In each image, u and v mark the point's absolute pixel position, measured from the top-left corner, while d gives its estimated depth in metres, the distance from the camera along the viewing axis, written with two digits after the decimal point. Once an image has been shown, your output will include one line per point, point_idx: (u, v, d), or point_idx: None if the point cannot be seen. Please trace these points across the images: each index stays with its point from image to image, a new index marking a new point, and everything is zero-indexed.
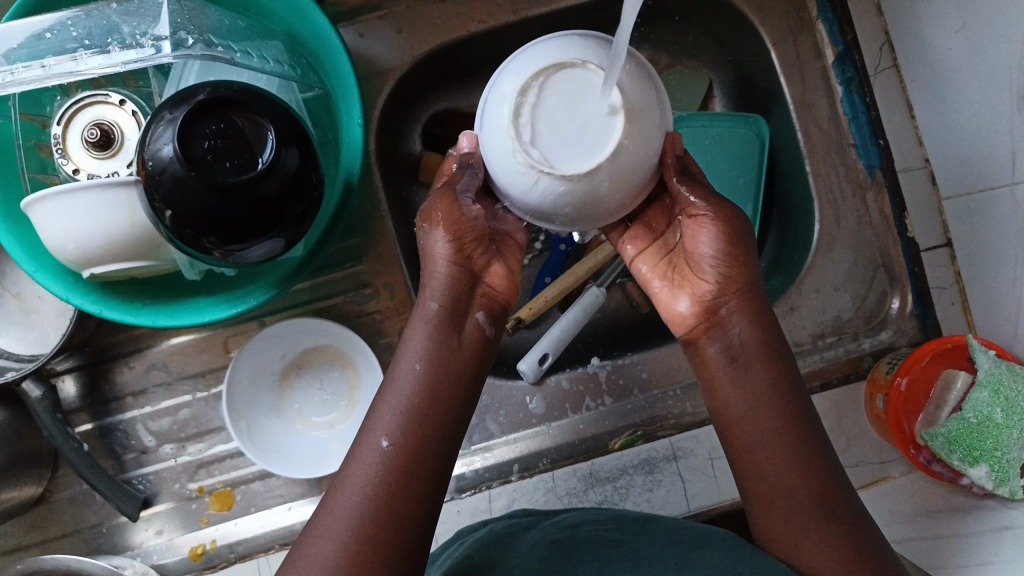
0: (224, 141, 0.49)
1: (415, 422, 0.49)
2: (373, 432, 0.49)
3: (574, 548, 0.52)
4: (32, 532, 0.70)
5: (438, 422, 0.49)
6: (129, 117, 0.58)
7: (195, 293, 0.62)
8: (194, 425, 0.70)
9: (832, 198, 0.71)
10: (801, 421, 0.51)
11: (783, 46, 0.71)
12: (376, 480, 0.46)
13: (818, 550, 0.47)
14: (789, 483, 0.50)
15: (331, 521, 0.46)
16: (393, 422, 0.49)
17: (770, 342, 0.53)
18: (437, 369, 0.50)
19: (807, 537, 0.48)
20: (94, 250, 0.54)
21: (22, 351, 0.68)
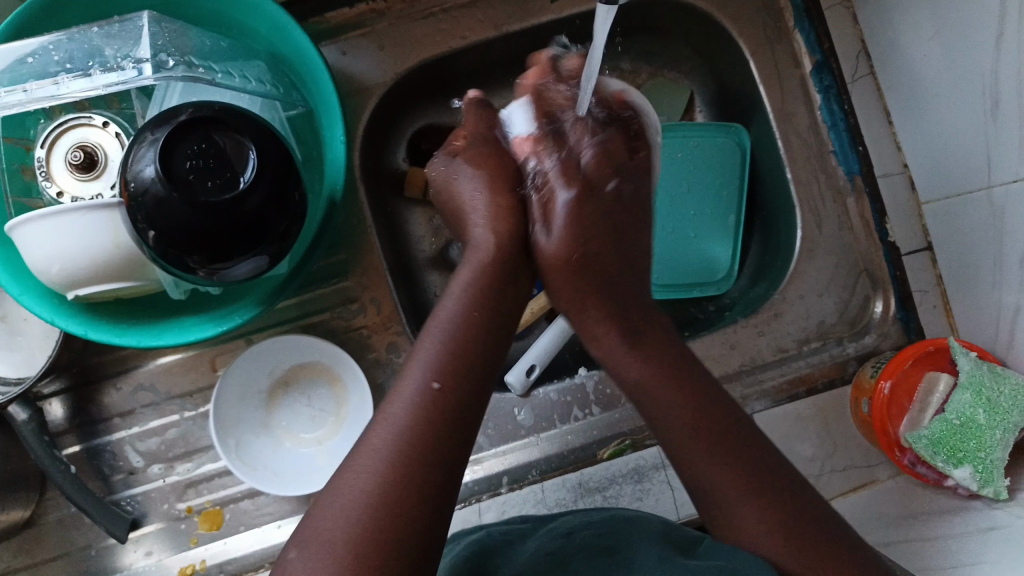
0: (205, 161, 0.49)
1: (460, 364, 0.49)
2: (409, 375, 0.49)
3: (567, 558, 0.52)
4: (20, 556, 0.69)
5: (477, 358, 0.50)
6: (113, 139, 0.58)
7: (181, 311, 0.62)
8: (183, 445, 0.70)
9: (813, 205, 0.72)
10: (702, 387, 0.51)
11: (761, 56, 0.72)
12: (418, 420, 0.46)
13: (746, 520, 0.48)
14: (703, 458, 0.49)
15: (368, 464, 0.44)
16: (437, 363, 0.49)
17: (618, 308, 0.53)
18: (489, 290, 0.52)
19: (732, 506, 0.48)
20: (77, 271, 0.54)
21: (9, 374, 0.68)
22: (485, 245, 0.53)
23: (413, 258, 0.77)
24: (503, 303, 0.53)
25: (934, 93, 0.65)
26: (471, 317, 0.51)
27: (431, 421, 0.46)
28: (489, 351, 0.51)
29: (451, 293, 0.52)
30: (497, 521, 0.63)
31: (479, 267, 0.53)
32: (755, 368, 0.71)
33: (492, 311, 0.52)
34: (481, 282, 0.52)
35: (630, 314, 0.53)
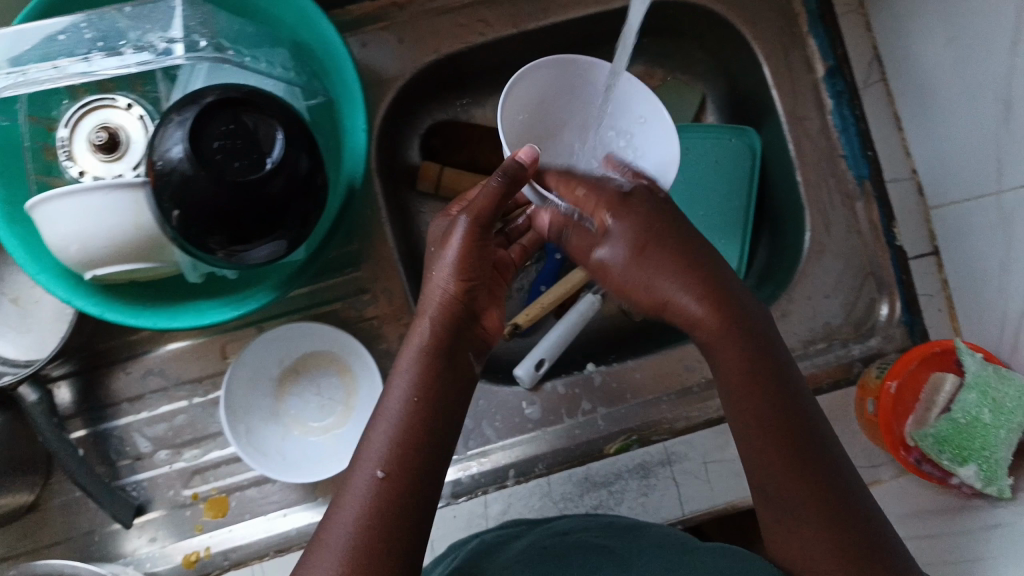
0: (235, 143, 0.50)
1: (406, 452, 0.50)
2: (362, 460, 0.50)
3: (563, 550, 0.54)
4: (23, 540, 0.69)
5: (435, 438, 0.51)
6: (136, 121, 0.59)
7: (197, 296, 0.62)
8: (190, 432, 0.70)
9: (821, 208, 0.74)
10: (790, 407, 0.52)
11: (774, 61, 0.74)
12: (367, 513, 0.47)
13: (820, 546, 0.48)
14: (775, 454, 0.50)
15: (324, 557, 0.46)
16: (384, 453, 0.49)
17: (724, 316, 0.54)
18: (434, 371, 0.53)
19: (803, 526, 0.48)
20: (93, 253, 0.55)
21: (18, 355, 0.68)
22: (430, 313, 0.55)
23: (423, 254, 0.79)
24: (446, 379, 0.53)
25: (945, 100, 0.67)
26: (417, 399, 0.51)
27: (384, 505, 0.48)
28: (437, 425, 0.51)
29: (398, 376, 0.53)
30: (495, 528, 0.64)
31: (419, 348, 0.54)
32: None
33: (435, 390, 0.52)
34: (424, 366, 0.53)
35: (742, 326, 0.53)
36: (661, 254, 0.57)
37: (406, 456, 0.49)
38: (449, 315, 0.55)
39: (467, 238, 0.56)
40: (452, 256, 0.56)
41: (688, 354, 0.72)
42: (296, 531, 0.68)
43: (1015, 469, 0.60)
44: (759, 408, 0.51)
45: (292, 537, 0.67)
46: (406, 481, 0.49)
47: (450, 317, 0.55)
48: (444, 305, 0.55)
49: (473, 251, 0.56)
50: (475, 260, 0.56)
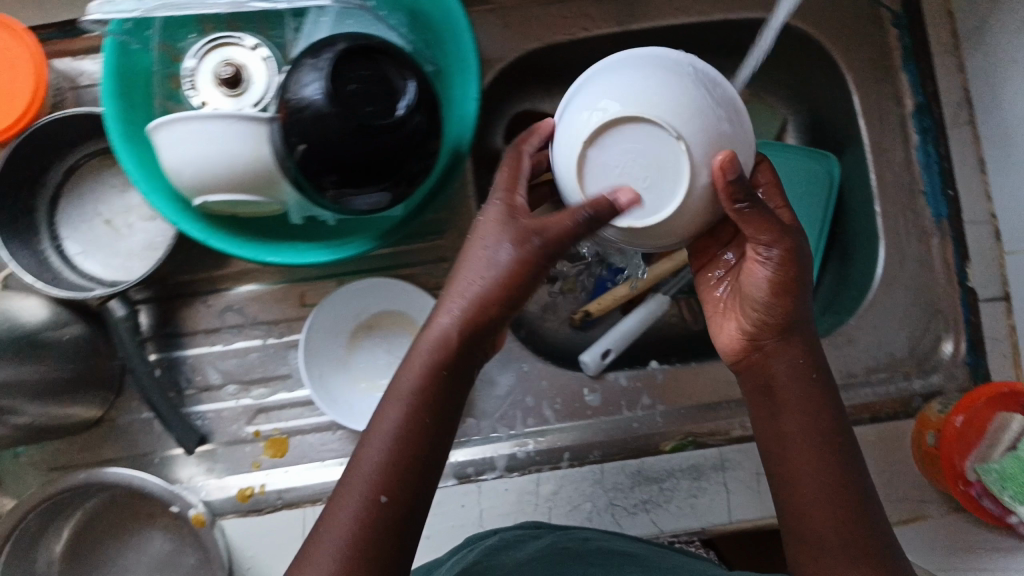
0: (366, 89, 0.52)
1: (404, 472, 0.47)
2: (356, 468, 0.47)
3: (581, 552, 0.57)
4: (85, 453, 0.71)
5: (430, 454, 0.48)
6: (258, 62, 0.60)
7: (295, 234, 0.64)
8: (260, 371, 0.71)
9: (898, 241, 0.74)
10: (825, 389, 0.54)
11: (867, 91, 0.75)
12: (358, 535, 0.45)
13: (830, 505, 0.52)
14: (817, 489, 0.52)
15: (331, 528, 0.46)
16: (379, 474, 0.46)
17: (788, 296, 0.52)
18: (440, 380, 0.48)
19: (816, 493, 0.52)
20: (209, 177, 0.57)
21: (105, 275, 0.70)
22: (454, 309, 0.49)
23: None
24: (449, 396, 0.49)
25: None
26: (422, 420, 0.47)
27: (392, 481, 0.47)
28: (436, 443, 0.48)
29: (392, 398, 0.48)
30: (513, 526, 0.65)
31: (430, 359, 0.48)
32: None
33: (434, 408, 0.48)
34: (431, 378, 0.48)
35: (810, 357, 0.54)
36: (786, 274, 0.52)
37: (405, 466, 0.47)
38: (474, 326, 0.48)
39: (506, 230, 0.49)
40: (487, 282, 0.48)
41: None
42: None
43: None
44: (787, 392, 0.54)
45: None
46: (406, 498, 0.47)
47: (476, 323, 0.48)
48: (472, 312, 0.48)
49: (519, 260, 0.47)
50: (525, 284, 0.48)
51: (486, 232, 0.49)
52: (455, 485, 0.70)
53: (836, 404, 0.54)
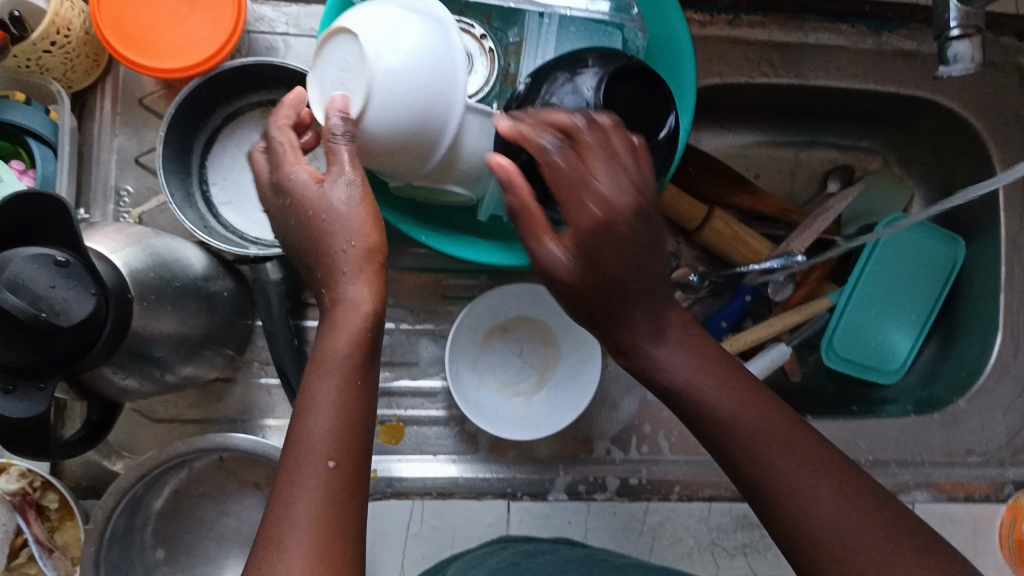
0: (627, 111, 0.49)
1: (353, 438, 0.43)
2: (297, 435, 0.42)
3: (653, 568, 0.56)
4: (195, 408, 0.69)
5: (366, 438, 0.44)
6: (483, 55, 0.59)
7: (447, 225, 0.62)
8: (389, 353, 0.70)
9: (1016, 334, 0.77)
10: (753, 388, 0.48)
11: (1012, 188, 0.77)
12: (321, 514, 0.41)
13: (828, 498, 0.43)
14: (826, 485, 0.44)
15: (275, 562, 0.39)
16: (329, 437, 0.42)
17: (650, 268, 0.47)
18: (354, 339, 0.44)
19: (810, 496, 0.44)
20: (385, 146, 0.51)
21: (244, 229, 0.67)
22: (357, 259, 0.45)
23: None
24: (371, 361, 0.45)
25: None
26: (345, 393, 0.43)
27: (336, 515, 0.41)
28: (364, 424, 0.44)
29: (311, 395, 0.43)
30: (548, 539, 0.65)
31: (349, 327, 0.44)
32: (922, 463, 0.75)
33: (364, 378, 0.44)
34: (342, 444, 0.42)
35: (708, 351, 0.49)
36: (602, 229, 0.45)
37: (349, 414, 0.43)
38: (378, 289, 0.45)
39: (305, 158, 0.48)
40: (367, 234, 0.46)
41: (862, 430, 0.75)
42: (463, 480, 0.69)
43: None
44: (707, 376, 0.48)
45: (457, 484, 0.69)
46: (349, 489, 0.42)
47: (376, 273, 0.46)
48: (366, 254, 0.45)
49: (369, 203, 0.47)
50: (376, 217, 0.47)
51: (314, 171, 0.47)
52: (565, 501, 0.70)
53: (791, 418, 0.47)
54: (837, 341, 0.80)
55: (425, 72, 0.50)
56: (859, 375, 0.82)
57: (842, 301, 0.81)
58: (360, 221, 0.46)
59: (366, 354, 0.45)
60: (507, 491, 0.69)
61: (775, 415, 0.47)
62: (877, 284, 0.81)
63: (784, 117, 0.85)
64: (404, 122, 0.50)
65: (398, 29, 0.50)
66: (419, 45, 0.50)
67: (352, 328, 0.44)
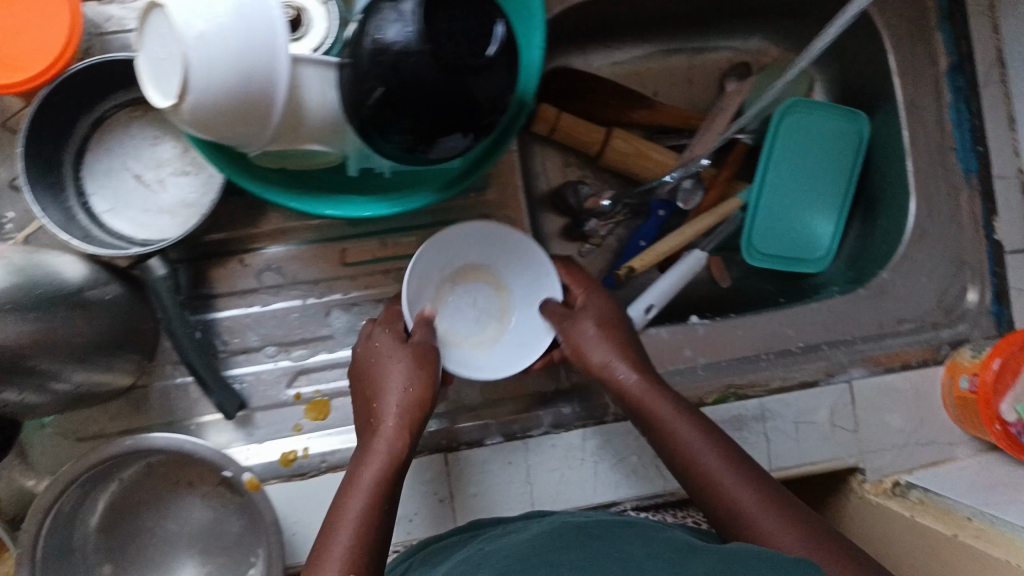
0: (457, 29, 0.48)
1: (374, 527, 0.53)
2: (344, 510, 0.54)
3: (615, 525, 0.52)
4: (117, 420, 0.68)
5: (382, 537, 0.53)
6: (319, 5, 0.57)
7: (319, 189, 0.60)
8: (300, 331, 0.70)
9: (929, 195, 0.76)
10: (727, 444, 0.58)
11: (901, 49, 0.75)
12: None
13: (784, 524, 0.51)
14: (777, 524, 0.51)
15: (329, 558, 0.51)
16: (359, 532, 0.52)
17: (625, 343, 0.64)
18: (402, 435, 0.58)
19: (748, 502, 0.53)
20: (220, 110, 0.50)
21: (133, 234, 0.67)
22: (387, 434, 0.58)
23: (534, 193, 0.82)
24: (389, 496, 0.56)
25: None
26: (378, 489, 0.55)
27: (365, 554, 0.51)
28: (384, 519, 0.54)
29: (367, 450, 0.58)
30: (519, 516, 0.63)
31: (389, 424, 0.59)
32: (853, 341, 0.75)
33: (392, 478, 0.56)
34: (375, 496, 0.55)
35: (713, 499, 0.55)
36: (606, 314, 0.65)
37: (373, 521, 0.53)
38: (394, 472, 0.57)
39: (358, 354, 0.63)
40: (404, 374, 0.60)
41: (788, 318, 0.75)
42: None
43: None
44: (654, 417, 0.60)
45: None
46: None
47: (398, 425, 0.59)
48: (395, 440, 0.58)
49: (411, 393, 0.60)
50: (420, 389, 0.60)
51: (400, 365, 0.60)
52: (502, 442, 0.70)
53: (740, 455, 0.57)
54: (760, 239, 0.80)
55: (236, 28, 0.48)
56: (787, 268, 0.82)
57: (755, 199, 0.80)
58: (399, 399, 0.59)
59: (400, 456, 0.57)
60: (444, 442, 0.70)
61: (742, 507, 0.53)
62: (787, 175, 0.80)
63: (667, 27, 0.84)
64: (232, 85, 0.49)
65: None
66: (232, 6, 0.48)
67: (392, 419, 0.59)
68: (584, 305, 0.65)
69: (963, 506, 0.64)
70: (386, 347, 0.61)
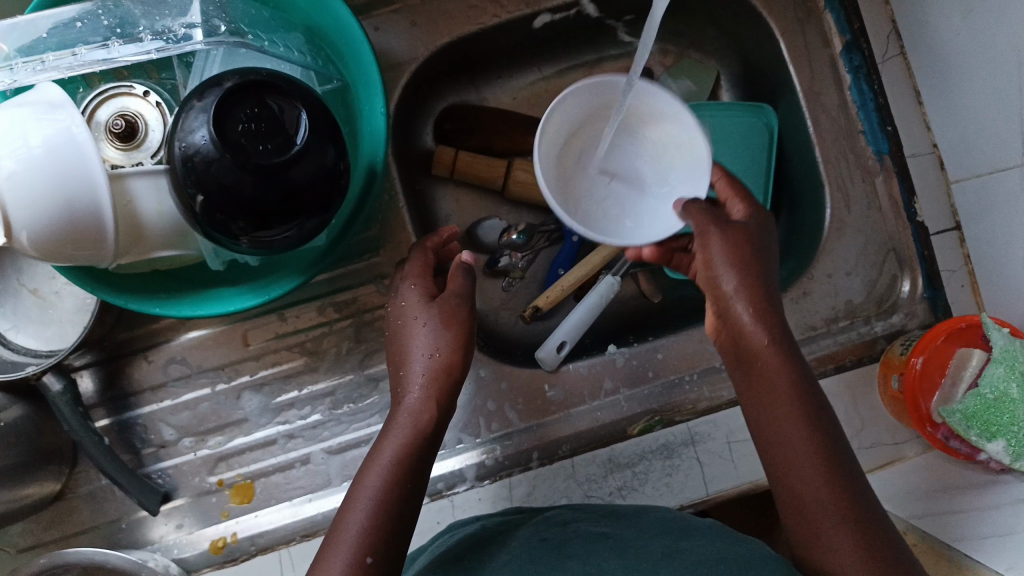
0: (259, 123, 0.49)
1: (393, 502, 0.51)
2: (367, 475, 0.52)
3: (563, 541, 0.55)
4: (51, 529, 0.69)
5: (406, 516, 0.52)
6: (153, 109, 0.59)
7: (182, 286, 0.61)
8: (214, 419, 0.70)
9: (842, 185, 0.72)
10: (806, 386, 0.53)
11: (790, 37, 0.72)
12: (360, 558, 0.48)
13: (811, 485, 0.50)
14: (817, 488, 0.50)
15: (339, 547, 0.49)
16: (373, 502, 0.51)
17: (755, 287, 0.54)
18: (431, 400, 0.55)
19: (795, 462, 0.51)
20: (49, 241, 0.50)
21: (40, 347, 0.68)
22: (416, 370, 0.56)
23: None
24: (416, 446, 0.53)
25: None
26: (404, 447, 0.53)
27: (380, 537, 0.50)
28: (408, 502, 0.52)
29: (391, 428, 0.54)
30: (495, 515, 0.65)
31: (421, 379, 0.56)
32: None
33: (416, 447, 0.53)
34: (393, 476, 0.52)
35: (764, 434, 0.53)
36: (736, 251, 0.55)
37: (392, 502, 0.51)
38: (419, 435, 0.54)
39: (419, 287, 0.59)
40: (447, 337, 0.57)
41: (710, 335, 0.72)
42: (322, 516, 0.68)
43: None
44: (761, 374, 0.53)
45: (318, 522, 0.67)
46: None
47: (437, 389, 0.56)
48: (426, 393, 0.55)
49: (433, 361, 0.56)
50: (461, 329, 0.57)
51: (418, 308, 0.58)
52: (428, 504, 0.69)
53: (818, 395, 0.53)
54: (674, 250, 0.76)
55: (50, 162, 0.49)
56: None
57: None
58: (434, 355, 0.56)
59: (429, 423, 0.55)
60: None
61: (784, 449, 0.51)
62: None
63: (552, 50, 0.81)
64: (54, 217, 0.49)
65: (19, 132, 0.49)
66: (44, 140, 0.49)
67: (415, 387, 0.56)
68: (729, 219, 0.56)
69: (897, 518, 0.61)
70: (411, 295, 0.59)
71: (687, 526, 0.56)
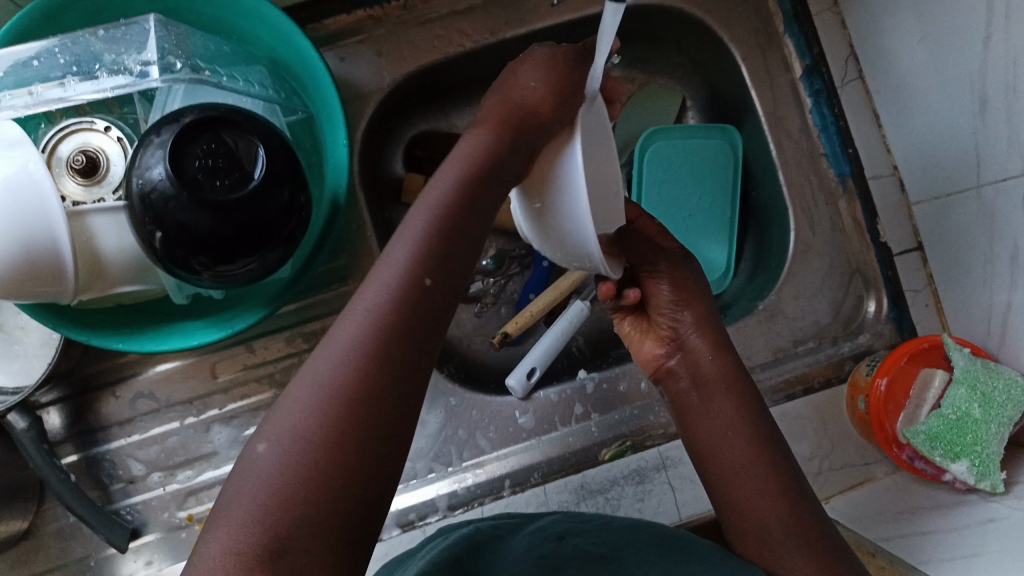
0: (216, 159, 0.49)
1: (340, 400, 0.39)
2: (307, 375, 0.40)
3: (559, 562, 0.50)
4: (18, 567, 0.68)
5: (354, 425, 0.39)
6: (114, 143, 0.59)
7: (145, 322, 0.61)
8: (183, 453, 0.70)
9: (807, 208, 0.74)
10: (750, 404, 0.58)
11: (753, 63, 0.74)
12: (285, 463, 0.37)
13: (747, 478, 0.55)
14: (759, 483, 0.54)
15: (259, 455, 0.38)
16: (314, 400, 0.39)
17: (697, 314, 0.61)
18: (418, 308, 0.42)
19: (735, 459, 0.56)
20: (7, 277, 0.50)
21: (6, 382, 0.67)
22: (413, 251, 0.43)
23: None
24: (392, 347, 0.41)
25: (920, 94, 0.67)
26: (368, 343, 0.40)
27: (290, 490, 0.37)
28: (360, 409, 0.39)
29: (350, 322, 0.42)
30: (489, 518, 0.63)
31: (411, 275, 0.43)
32: (752, 368, 0.72)
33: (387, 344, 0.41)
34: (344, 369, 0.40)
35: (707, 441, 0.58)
36: (682, 286, 0.62)
37: (334, 404, 0.39)
38: (393, 332, 0.41)
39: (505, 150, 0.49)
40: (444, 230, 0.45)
41: None
42: None
43: (1004, 463, 0.60)
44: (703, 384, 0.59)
45: None
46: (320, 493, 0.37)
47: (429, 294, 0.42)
48: (414, 286, 0.42)
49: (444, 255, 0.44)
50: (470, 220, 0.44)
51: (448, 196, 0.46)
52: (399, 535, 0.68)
53: (774, 432, 0.57)
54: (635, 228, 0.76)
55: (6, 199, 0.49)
56: None
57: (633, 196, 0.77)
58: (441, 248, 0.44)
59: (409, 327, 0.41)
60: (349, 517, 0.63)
61: (726, 448, 0.56)
62: (660, 201, 0.77)
63: None
64: (10, 254, 0.49)
65: None
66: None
67: (400, 290, 0.42)
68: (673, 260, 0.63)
69: (867, 540, 0.61)
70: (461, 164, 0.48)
71: (692, 547, 0.52)
